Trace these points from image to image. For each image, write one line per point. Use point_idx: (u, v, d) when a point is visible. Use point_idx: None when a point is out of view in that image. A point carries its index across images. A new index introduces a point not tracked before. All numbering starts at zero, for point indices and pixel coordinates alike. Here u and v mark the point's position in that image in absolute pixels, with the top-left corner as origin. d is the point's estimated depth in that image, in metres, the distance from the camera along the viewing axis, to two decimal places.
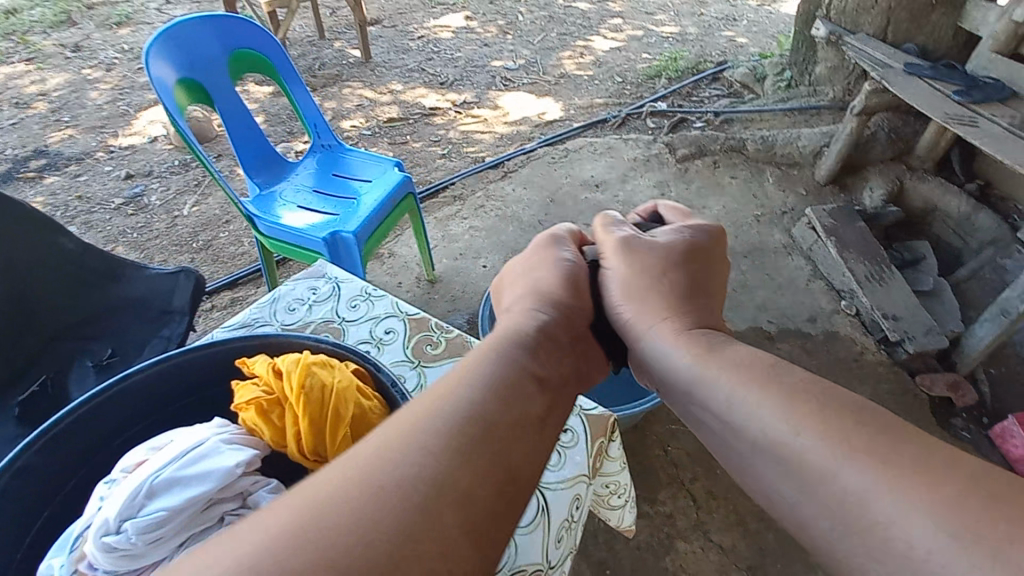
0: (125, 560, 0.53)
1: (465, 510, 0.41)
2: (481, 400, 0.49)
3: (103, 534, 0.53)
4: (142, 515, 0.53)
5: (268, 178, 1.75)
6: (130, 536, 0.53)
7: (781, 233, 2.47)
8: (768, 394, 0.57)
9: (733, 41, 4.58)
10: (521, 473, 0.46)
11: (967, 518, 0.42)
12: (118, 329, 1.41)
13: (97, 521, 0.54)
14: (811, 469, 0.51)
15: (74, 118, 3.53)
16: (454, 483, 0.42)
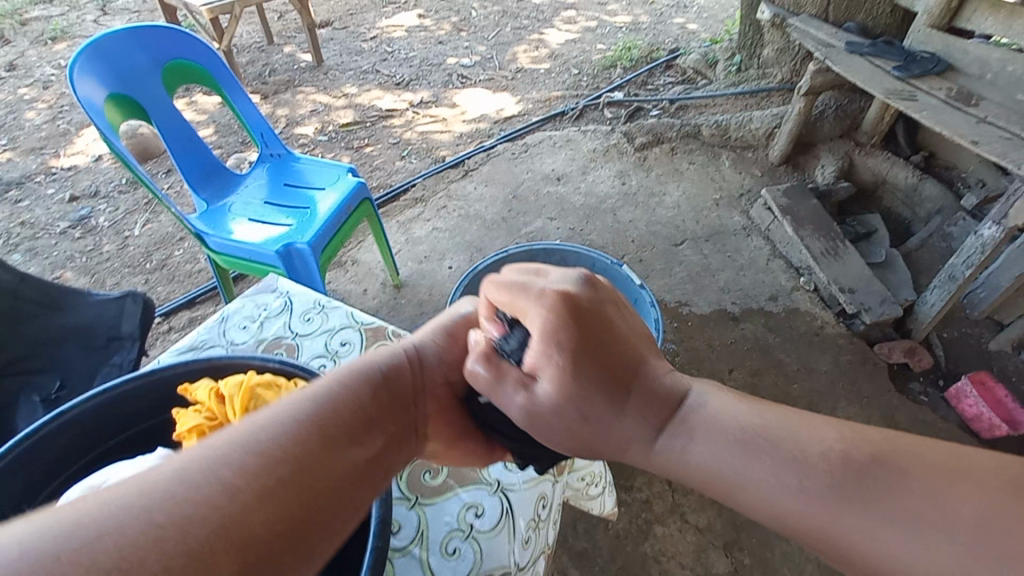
0: None
1: (243, 549, 0.35)
2: (301, 428, 0.44)
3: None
4: None
5: (217, 192, 1.70)
6: None
7: (740, 215, 2.52)
8: (757, 455, 0.47)
9: (685, 28, 4.65)
10: (322, 518, 0.41)
11: (974, 540, 0.39)
12: (65, 358, 1.34)
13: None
14: (807, 527, 0.44)
15: (11, 140, 3.36)
16: (243, 518, 0.37)
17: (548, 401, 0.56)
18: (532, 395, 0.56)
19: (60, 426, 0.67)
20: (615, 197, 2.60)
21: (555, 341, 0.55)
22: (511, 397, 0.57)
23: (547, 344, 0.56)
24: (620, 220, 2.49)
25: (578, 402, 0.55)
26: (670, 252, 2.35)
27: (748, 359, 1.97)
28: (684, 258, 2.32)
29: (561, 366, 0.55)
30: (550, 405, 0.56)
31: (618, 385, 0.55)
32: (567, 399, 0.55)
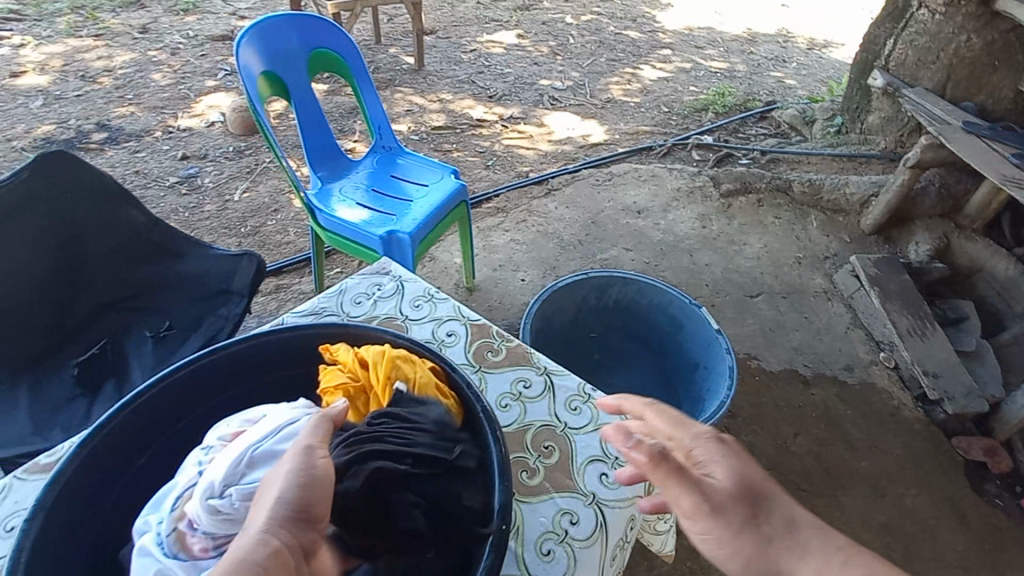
0: (226, 524, 0.53)
1: None
2: None
3: (209, 497, 0.54)
4: (244, 482, 0.55)
5: (331, 173, 1.81)
6: (231, 500, 0.53)
7: (822, 278, 2.46)
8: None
9: (782, 83, 4.61)
10: None
11: None
12: (176, 303, 1.42)
13: (202, 485, 0.55)
14: None
15: (137, 96, 3.66)
16: None
17: (722, 488, 0.59)
18: (711, 483, 0.60)
19: (207, 361, 0.73)
20: (694, 239, 2.58)
21: (722, 445, 0.63)
22: (687, 482, 0.60)
23: (715, 443, 0.63)
24: (696, 262, 2.47)
25: (747, 497, 0.59)
26: (745, 303, 2.31)
27: (814, 426, 1.91)
28: (758, 311, 2.28)
29: (732, 462, 0.61)
30: (726, 494, 0.59)
31: (772, 493, 0.60)
32: (743, 489, 0.59)
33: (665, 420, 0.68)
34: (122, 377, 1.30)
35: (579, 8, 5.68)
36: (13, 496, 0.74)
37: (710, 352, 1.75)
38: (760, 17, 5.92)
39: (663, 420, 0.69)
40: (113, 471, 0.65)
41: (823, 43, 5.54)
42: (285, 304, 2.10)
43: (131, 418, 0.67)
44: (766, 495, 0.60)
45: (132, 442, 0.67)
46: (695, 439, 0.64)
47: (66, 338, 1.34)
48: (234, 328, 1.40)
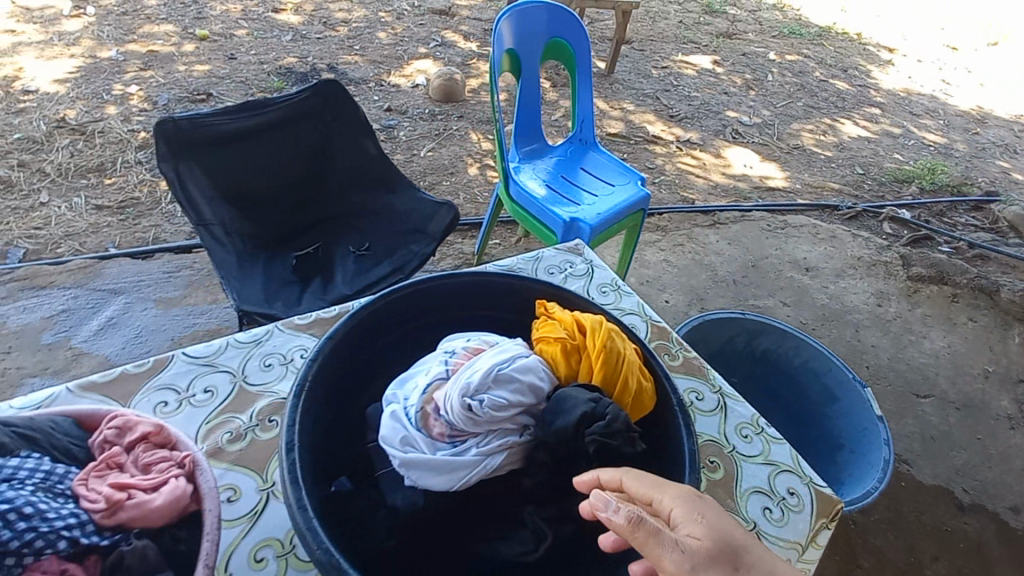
0: (469, 421, 0.63)
1: None
2: None
3: (465, 394, 0.63)
4: (492, 394, 0.64)
5: (529, 152, 1.93)
6: (482, 404, 0.63)
7: (1011, 401, 2.12)
8: None
9: (1009, 175, 4.00)
10: None
11: None
12: (379, 229, 1.62)
13: (458, 380, 0.65)
14: None
15: (363, 48, 4.14)
16: None
17: (705, 547, 0.44)
18: (692, 543, 0.45)
19: (448, 282, 0.83)
20: (863, 314, 2.36)
21: (703, 500, 0.49)
22: (665, 542, 0.45)
23: (695, 499, 0.49)
24: (859, 339, 2.26)
25: (735, 558, 0.44)
26: (907, 399, 2.07)
27: (959, 558, 1.66)
28: (922, 414, 2.03)
29: (716, 518, 0.47)
30: (711, 556, 0.44)
31: (767, 559, 0.45)
32: (729, 548, 0.45)
33: (637, 475, 0.54)
34: (325, 278, 1.51)
35: (785, 46, 5.37)
36: (274, 340, 0.90)
37: (858, 437, 1.63)
38: (999, 96, 5.16)
39: (640, 481, 0.53)
40: (362, 344, 0.78)
41: None
42: (445, 258, 2.29)
43: (384, 307, 0.79)
44: (752, 554, 0.45)
45: (380, 327, 0.79)
46: (672, 495, 0.50)
47: (290, 237, 1.57)
48: (419, 264, 1.56)
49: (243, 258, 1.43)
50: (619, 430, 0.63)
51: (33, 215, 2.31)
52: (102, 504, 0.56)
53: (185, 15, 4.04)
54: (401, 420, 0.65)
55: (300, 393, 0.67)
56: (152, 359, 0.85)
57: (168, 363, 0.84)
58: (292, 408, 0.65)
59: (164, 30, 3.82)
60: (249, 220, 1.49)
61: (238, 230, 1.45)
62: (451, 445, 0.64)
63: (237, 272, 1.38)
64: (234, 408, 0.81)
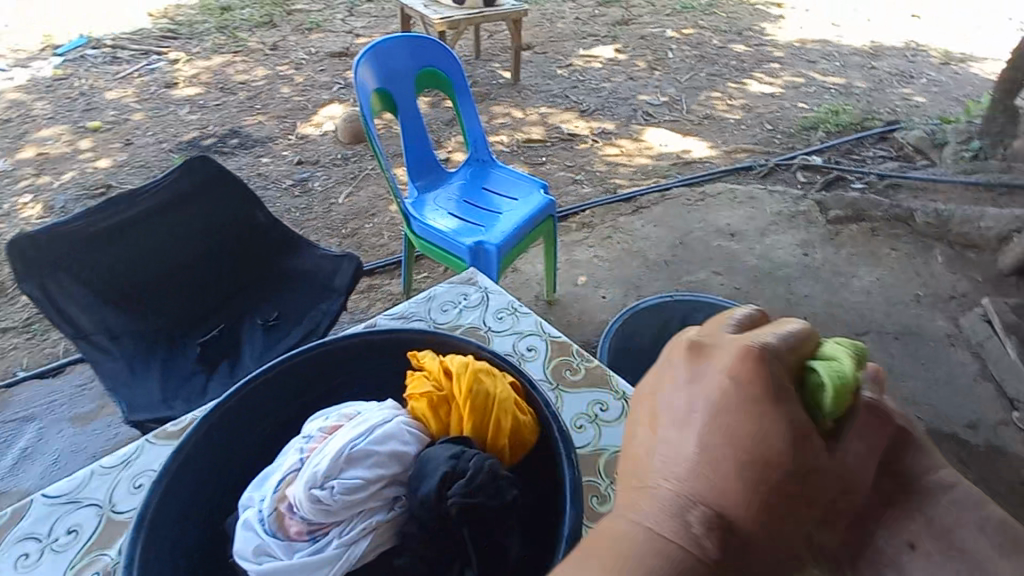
0: (322, 513, 0.59)
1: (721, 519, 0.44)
2: None
3: (311, 485, 0.59)
4: (345, 476, 0.60)
5: (427, 183, 1.90)
6: (333, 491, 0.59)
7: (945, 320, 2.20)
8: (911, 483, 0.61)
9: (907, 101, 4.21)
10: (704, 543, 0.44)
11: None
12: (285, 295, 1.57)
13: (306, 471, 0.61)
14: None
15: (265, 106, 4.05)
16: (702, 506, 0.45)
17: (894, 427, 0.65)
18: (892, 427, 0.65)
19: (295, 363, 0.79)
20: (793, 267, 2.41)
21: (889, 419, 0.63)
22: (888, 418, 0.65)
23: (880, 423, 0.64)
24: (794, 292, 2.30)
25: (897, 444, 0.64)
26: (848, 341, 2.11)
27: None
28: (864, 351, 2.07)
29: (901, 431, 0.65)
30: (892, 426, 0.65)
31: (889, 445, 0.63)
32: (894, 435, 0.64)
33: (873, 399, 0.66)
34: (234, 361, 1.45)
35: (681, 21, 5.52)
36: (144, 456, 0.84)
37: None
38: (884, 29, 5.43)
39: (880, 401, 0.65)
40: (220, 450, 0.72)
41: (959, 57, 4.96)
42: (374, 304, 2.24)
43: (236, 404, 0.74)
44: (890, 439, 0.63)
45: (238, 425, 0.74)
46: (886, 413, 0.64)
47: (196, 322, 1.50)
48: (331, 324, 1.51)
49: (133, 361, 1.36)
50: (483, 484, 0.59)
51: None
52: None
53: (74, 110, 3.88)
54: (254, 528, 0.60)
55: (142, 522, 0.62)
56: (9, 509, 0.77)
57: (26, 510, 0.77)
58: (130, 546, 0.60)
59: (54, 130, 3.66)
60: (144, 316, 1.42)
61: (135, 328, 1.40)
62: (312, 542, 0.59)
63: (130, 376, 1.32)
64: (99, 545, 0.74)
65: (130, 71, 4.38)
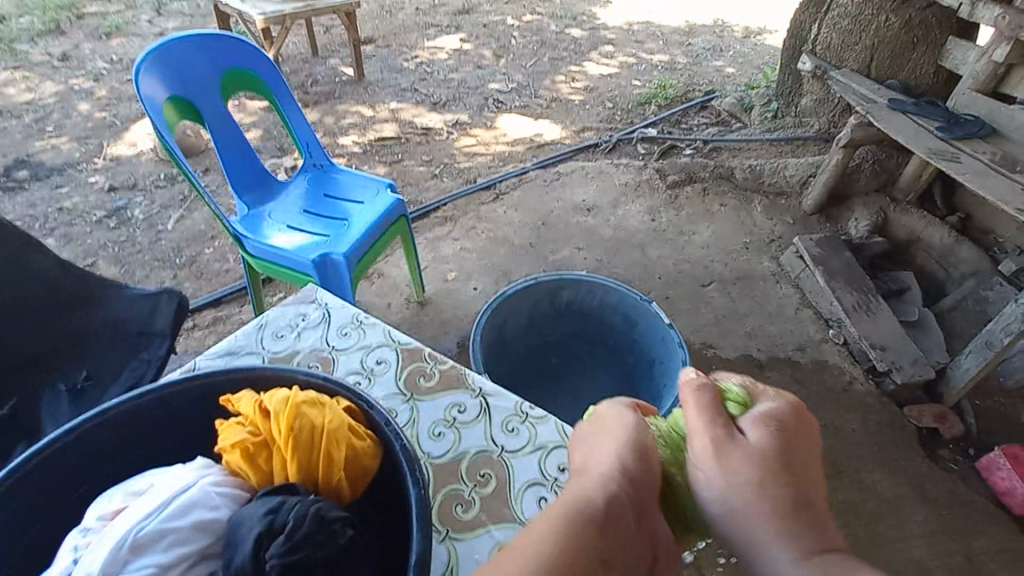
0: None
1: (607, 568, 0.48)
2: None
3: None
4: (129, 570, 0.50)
5: (258, 197, 1.73)
6: None
7: (770, 260, 2.51)
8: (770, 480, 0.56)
9: (721, 72, 4.73)
10: None
11: None
12: (94, 349, 1.33)
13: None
14: None
15: (58, 127, 3.42)
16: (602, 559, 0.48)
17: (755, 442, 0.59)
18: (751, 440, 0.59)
19: (69, 441, 0.63)
20: (644, 232, 2.59)
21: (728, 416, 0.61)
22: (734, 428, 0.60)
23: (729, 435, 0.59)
24: (648, 255, 2.48)
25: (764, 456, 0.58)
26: (697, 292, 2.33)
27: None
28: (711, 299, 2.30)
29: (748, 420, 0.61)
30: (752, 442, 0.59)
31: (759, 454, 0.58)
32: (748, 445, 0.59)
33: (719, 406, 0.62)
34: (34, 439, 1.19)
35: (519, 8, 5.65)
36: None
37: (661, 346, 1.74)
38: (696, 8, 6.03)
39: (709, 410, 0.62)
40: None
41: (757, 30, 5.67)
42: (225, 337, 2.01)
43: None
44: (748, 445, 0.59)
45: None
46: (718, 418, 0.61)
47: None
48: (159, 372, 1.32)
49: None
50: (305, 539, 0.52)
51: None
52: None
53: None
54: None
55: None
56: None
57: None
58: None
59: None
60: None
61: None
62: None
63: None
64: None
65: None
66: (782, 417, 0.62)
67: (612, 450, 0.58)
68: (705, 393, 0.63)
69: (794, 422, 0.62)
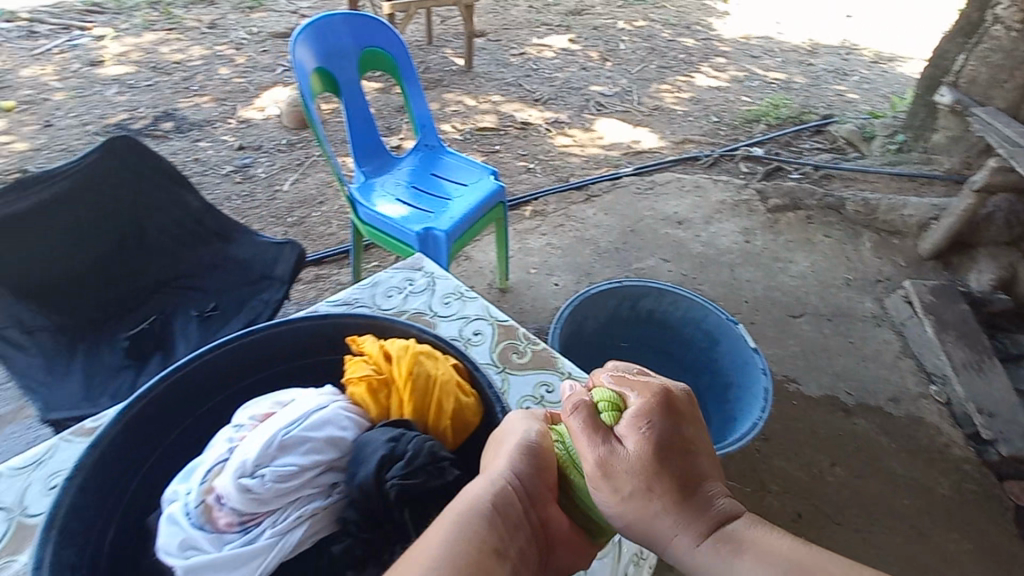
0: (254, 503, 0.57)
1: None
2: None
3: (241, 475, 0.57)
4: (278, 465, 0.58)
5: (374, 169, 1.85)
6: (264, 481, 0.57)
7: (872, 301, 2.35)
8: (657, 485, 0.57)
9: (842, 97, 4.44)
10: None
11: None
12: (222, 284, 1.50)
13: (234, 460, 0.58)
14: None
15: (202, 88, 3.83)
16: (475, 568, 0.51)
17: (636, 454, 0.58)
18: (630, 452, 0.58)
19: (225, 351, 0.73)
20: (736, 253, 2.50)
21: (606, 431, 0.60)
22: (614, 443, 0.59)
23: (612, 454, 0.58)
24: (737, 277, 2.39)
25: (652, 464, 0.57)
26: (785, 322, 2.22)
27: (853, 457, 1.82)
28: (799, 332, 2.19)
29: (629, 432, 0.59)
30: (635, 456, 0.57)
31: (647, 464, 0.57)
32: (634, 458, 0.57)
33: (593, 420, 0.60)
34: (167, 353, 1.36)
35: (632, 13, 5.59)
36: (61, 454, 0.78)
37: (742, 370, 1.68)
38: (821, 27, 5.68)
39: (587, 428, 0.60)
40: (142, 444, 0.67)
41: (888, 56, 5.26)
42: (323, 294, 2.18)
43: (156, 400, 0.68)
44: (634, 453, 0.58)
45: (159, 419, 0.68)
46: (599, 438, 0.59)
47: (123, 313, 1.42)
48: (273, 313, 1.46)
49: (53, 358, 1.26)
50: (422, 466, 0.60)
51: None
52: None
53: None
54: (179, 523, 0.57)
55: (52, 524, 0.57)
56: None
57: None
58: (40, 546, 0.55)
59: None
60: (65, 310, 1.34)
61: (55, 322, 1.31)
62: (243, 533, 0.57)
63: (47, 376, 1.21)
64: (10, 551, 0.68)
65: (47, 47, 4.03)
66: (654, 407, 0.60)
67: (508, 452, 0.63)
68: (579, 415, 0.61)
69: (671, 406, 0.61)
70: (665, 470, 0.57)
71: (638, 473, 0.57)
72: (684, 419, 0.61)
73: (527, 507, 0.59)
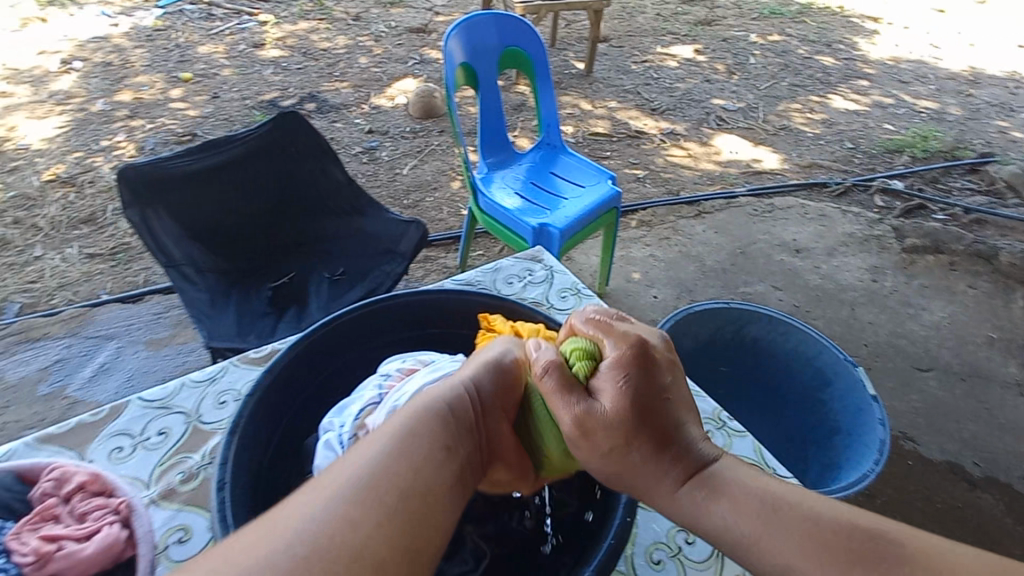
0: None
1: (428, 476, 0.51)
2: None
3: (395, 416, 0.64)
4: None
5: (497, 161, 1.94)
6: None
7: (1019, 367, 2.06)
8: (639, 440, 0.58)
9: (1007, 134, 3.92)
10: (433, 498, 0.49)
11: None
12: (353, 253, 1.64)
13: (387, 403, 0.65)
14: None
15: (343, 74, 4.18)
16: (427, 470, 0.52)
17: (613, 412, 0.58)
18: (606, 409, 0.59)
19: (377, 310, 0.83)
20: (858, 291, 2.31)
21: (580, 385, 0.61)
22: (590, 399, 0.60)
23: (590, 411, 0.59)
24: (856, 317, 2.21)
25: (633, 420, 0.58)
26: (909, 375, 2.02)
27: (975, 535, 1.62)
28: (924, 387, 1.98)
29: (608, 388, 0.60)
30: (614, 414, 0.58)
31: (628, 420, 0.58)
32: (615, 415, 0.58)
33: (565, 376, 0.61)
34: (300, 307, 1.52)
35: (767, 27, 5.30)
36: (231, 376, 0.91)
37: (855, 417, 1.56)
38: (990, 54, 5.05)
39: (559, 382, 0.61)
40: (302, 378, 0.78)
41: None
42: (430, 274, 2.31)
43: (314, 342, 0.79)
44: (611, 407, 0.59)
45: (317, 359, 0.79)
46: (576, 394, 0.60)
47: (270, 267, 1.60)
48: (393, 284, 1.58)
49: (217, 293, 1.45)
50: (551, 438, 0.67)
51: (29, 270, 2.36)
52: (32, 557, 0.60)
53: (169, 60, 4.13)
54: (333, 448, 0.65)
55: (235, 429, 0.68)
56: (108, 406, 0.86)
57: (123, 409, 0.85)
58: (226, 445, 0.66)
59: (150, 77, 3.91)
60: (227, 257, 1.53)
61: (218, 267, 1.51)
62: None
63: (209, 306, 1.41)
64: (188, 448, 0.81)
65: (222, 29, 4.61)
66: (627, 359, 0.62)
67: (473, 370, 0.65)
68: (550, 374, 0.61)
69: (644, 358, 0.62)
70: (646, 423, 0.59)
71: (617, 429, 0.58)
72: (658, 368, 0.62)
73: (479, 416, 0.61)
